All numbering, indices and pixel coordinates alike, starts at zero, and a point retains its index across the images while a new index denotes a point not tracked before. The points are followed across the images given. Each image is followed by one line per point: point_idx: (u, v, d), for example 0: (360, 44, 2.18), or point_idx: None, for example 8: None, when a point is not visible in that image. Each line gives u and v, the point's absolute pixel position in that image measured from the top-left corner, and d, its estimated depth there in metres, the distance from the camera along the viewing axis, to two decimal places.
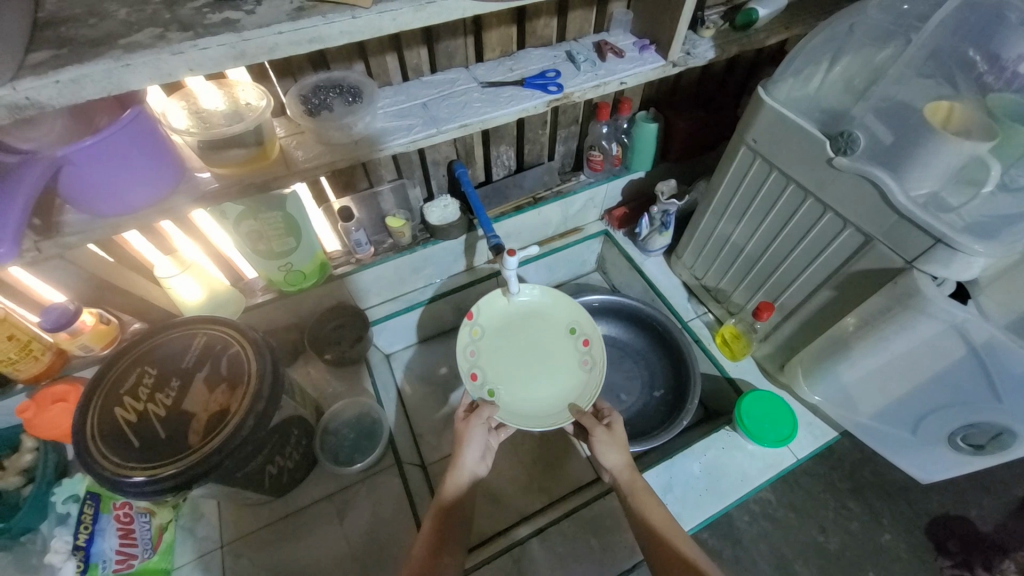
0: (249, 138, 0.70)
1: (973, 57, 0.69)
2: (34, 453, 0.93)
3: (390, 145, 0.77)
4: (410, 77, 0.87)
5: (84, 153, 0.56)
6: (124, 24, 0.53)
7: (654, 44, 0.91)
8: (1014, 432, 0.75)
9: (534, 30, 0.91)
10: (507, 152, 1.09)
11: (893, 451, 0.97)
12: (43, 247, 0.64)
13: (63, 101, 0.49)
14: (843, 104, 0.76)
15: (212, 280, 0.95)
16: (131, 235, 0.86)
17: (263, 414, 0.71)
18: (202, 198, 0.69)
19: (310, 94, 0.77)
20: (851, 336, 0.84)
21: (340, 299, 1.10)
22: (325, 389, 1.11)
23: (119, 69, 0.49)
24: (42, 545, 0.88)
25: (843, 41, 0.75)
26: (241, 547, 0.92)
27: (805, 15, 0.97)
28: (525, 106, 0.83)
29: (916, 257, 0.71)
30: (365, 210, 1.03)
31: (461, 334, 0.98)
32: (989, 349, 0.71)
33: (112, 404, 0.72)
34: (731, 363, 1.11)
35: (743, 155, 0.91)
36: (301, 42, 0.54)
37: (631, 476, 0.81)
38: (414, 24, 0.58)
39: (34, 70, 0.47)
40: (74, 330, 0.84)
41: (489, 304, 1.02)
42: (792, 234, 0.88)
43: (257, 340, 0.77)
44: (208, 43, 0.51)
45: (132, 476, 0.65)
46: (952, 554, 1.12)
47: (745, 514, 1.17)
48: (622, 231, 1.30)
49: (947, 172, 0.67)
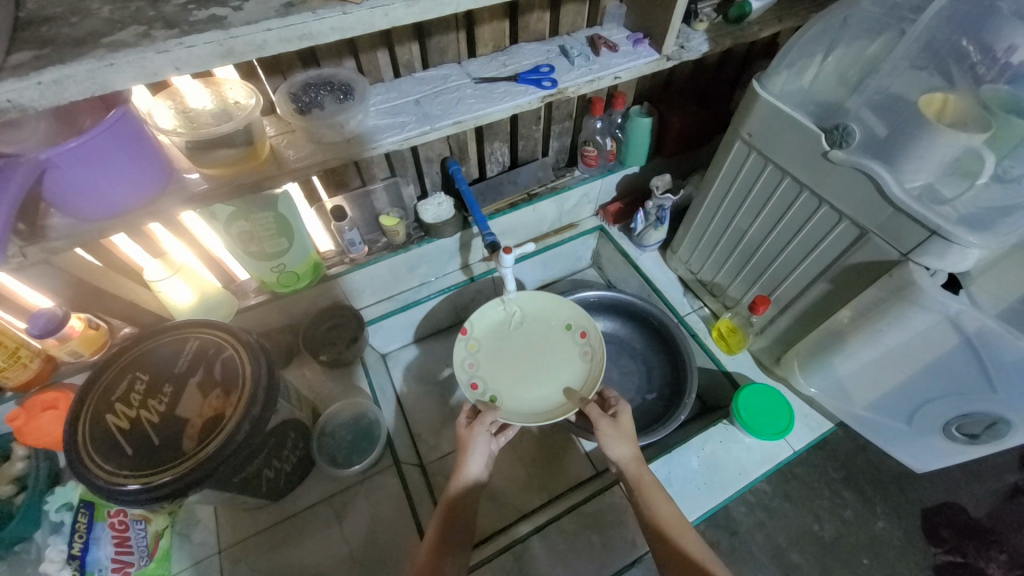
0: (239, 138, 0.68)
1: (966, 48, 0.68)
2: (26, 461, 0.92)
3: (382, 144, 0.76)
4: (401, 73, 0.86)
5: (68, 156, 0.54)
6: (106, 23, 0.51)
7: (647, 38, 0.90)
8: (1009, 421, 0.76)
9: (527, 25, 0.90)
10: (501, 148, 1.08)
11: (889, 441, 0.98)
12: (30, 253, 0.62)
13: (46, 102, 0.47)
14: (837, 97, 0.76)
15: (203, 283, 0.93)
16: (119, 237, 0.84)
17: (259, 418, 0.69)
18: (191, 200, 0.67)
19: (300, 92, 0.75)
20: (845, 328, 0.85)
21: (335, 300, 1.09)
22: (321, 391, 1.09)
23: (102, 69, 0.47)
24: (37, 554, 0.88)
25: (836, 35, 0.75)
26: (240, 551, 0.92)
27: (797, 7, 0.96)
28: (519, 101, 0.82)
29: (911, 249, 0.71)
30: (358, 209, 1.02)
31: (457, 349, 0.98)
32: (982, 338, 0.71)
33: (104, 411, 0.70)
34: (727, 357, 1.11)
35: (738, 149, 0.90)
36: (290, 40, 0.53)
37: (638, 470, 0.80)
38: (407, 20, 0.57)
39: (15, 72, 0.46)
40: (63, 336, 0.82)
41: (481, 318, 1.02)
42: (788, 227, 0.88)
43: (252, 342, 0.76)
44: (194, 41, 0.49)
45: (126, 484, 0.64)
46: (944, 541, 1.14)
47: (741, 505, 1.18)
48: (617, 226, 1.30)
49: (942, 162, 0.67)
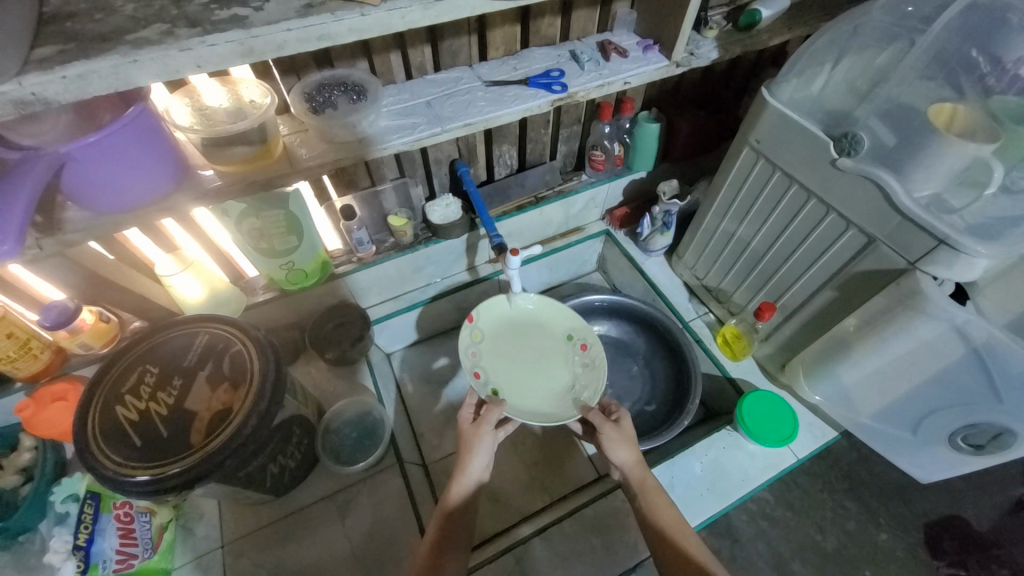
0: (253, 135, 0.70)
1: (976, 58, 0.69)
2: (33, 452, 0.93)
3: (390, 144, 0.77)
4: (413, 76, 0.87)
5: (87, 150, 0.55)
6: (130, 20, 0.52)
7: (657, 44, 0.91)
8: (1013, 432, 0.76)
9: (538, 30, 0.90)
10: (509, 151, 1.09)
11: (893, 451, 0.98)
12: (45, 245, 0.63)
13: (69, 97, 0.48)
14: (845, 105, 0.77)
15: (213, 279, 0.94)
16: (133, 232, 0.85)
17: (266, 413, 0.70)
18: (204, 197, 0.68)
19: (314, 92, 0.77)
20: (851, 337, 0.85)
21: (340, 299, 1.10)
22: (326, 389, 1.10)
23: (126, 65, 0.48)
24: (41, 544, 0.87)
25: (846, 43, 0.76)
26: (243, 546, 0.92)
27: (807, 16, 0.97)
28: (529, 105, 0.83)
29: (918, 258, 0.71)
30: (366, 208, 1.02)
31: (461, 336, 0.98)
32: (989, 349, 0.71)
33: (113, 403, 0.71)
34: (731, 363, 1.11)
35: (746, 155, 0.91)
36: (309, 40, 0.54)
37: (643, 473, 0.80)
38: (423, 22, 0.58)
39: (39, 66, 0.47)
40: (74, 328, 0.83)
41: (488, 308, 1.01)
42: (794, 235, 0.88)
43: (260, 339, 0.77)
44: (216, 39, 0.50)
45: (135, 475, 0.64)
46: (948, 554, 1.13)
47: (743, 514, 1.18)
48: (624, 231, 1.30)
49: (950, 173, 0.67)
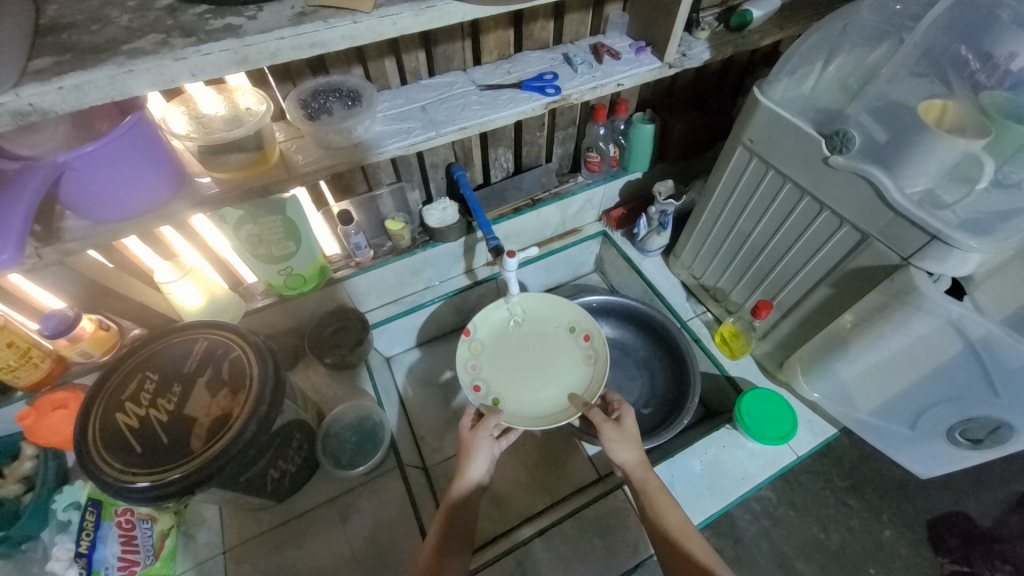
0: (250, 143, 0.70)
1: (965, 55, 0.69)
2: (34, 461, 0.93)
3: (386, 149, 0.77)
4: (408, 81, 0.88)
5: (84, 160, 0.56)
6: (126, 31, 0.53)
7: (650, 46, 0.92)
8: (1012, 427, 0.76)
9: (531, 33, 0.91)
10: (505, 154, 1.10)
11: (892, 447, 0.98)
12: (44, 254, 0.64)
13: (67, 107, 0.49)
14: (837, 103, 0.77)
15: (212, 285, 0.95)
16: (132, 240, 0.86)
17: (266, 417, 0.71)
18: (201, 203, 0.69)
19: (309, 99, 0.77)
20: (848, 333, 0.85)
21: (339, 304, 1.11)
22: (325, 393, 1.10)
23: (121, 75, 0.49)
24: (43, 552, 0.88)
25: (836, 42, 0.76)
26: (244, 552, 0.92)
27: (798, 16, 0.98)
28: (522, 108, 0.83)
29: (911, 254, 0.71)
30: (363, 213, 1.03)
31: (460, 350, 0.99)
32: (985, 344, 0.71)
33: (113, 410, 0.71)
34: (729, 361, 1.12)
35: (740, 154, 0.91)
36: (302, 47, 0.55)
37: (644, 473, 0.80)
38: (415, 28, 0.59)
39: (36, 77, 0.48)
40: (74, 336, 0.84)
41: (483, 319, 1.02)
42: (789, 232, 0.89)
43: (259, 344, 0.77)
44: (210, 48, 0.51)
45: (135, 481, 0.65)
46: (952, 550, 1.13)
47: (746, 513, 1.18)
48: (620, 231, 1.31)
49: (941, 168, 0.68)
